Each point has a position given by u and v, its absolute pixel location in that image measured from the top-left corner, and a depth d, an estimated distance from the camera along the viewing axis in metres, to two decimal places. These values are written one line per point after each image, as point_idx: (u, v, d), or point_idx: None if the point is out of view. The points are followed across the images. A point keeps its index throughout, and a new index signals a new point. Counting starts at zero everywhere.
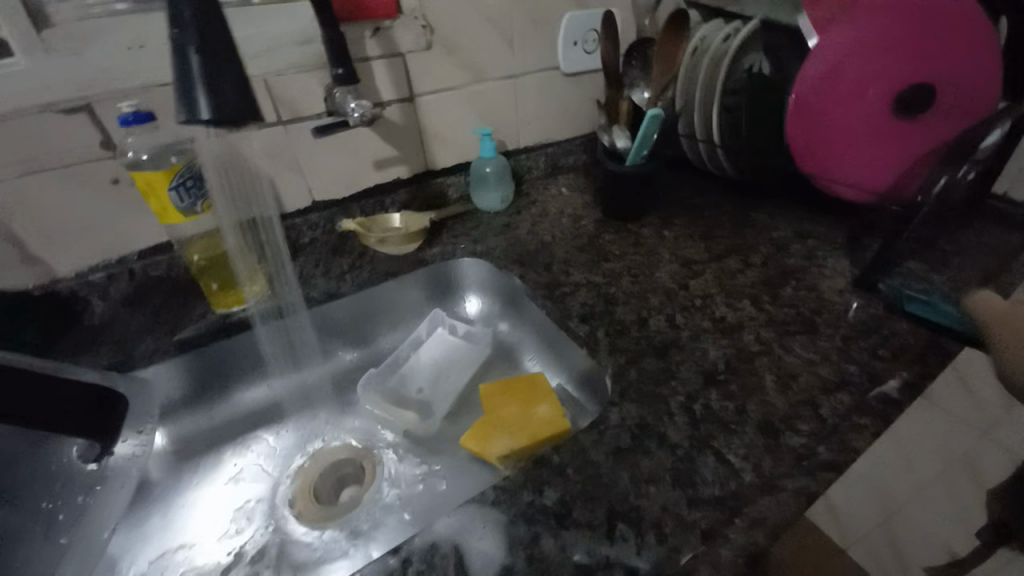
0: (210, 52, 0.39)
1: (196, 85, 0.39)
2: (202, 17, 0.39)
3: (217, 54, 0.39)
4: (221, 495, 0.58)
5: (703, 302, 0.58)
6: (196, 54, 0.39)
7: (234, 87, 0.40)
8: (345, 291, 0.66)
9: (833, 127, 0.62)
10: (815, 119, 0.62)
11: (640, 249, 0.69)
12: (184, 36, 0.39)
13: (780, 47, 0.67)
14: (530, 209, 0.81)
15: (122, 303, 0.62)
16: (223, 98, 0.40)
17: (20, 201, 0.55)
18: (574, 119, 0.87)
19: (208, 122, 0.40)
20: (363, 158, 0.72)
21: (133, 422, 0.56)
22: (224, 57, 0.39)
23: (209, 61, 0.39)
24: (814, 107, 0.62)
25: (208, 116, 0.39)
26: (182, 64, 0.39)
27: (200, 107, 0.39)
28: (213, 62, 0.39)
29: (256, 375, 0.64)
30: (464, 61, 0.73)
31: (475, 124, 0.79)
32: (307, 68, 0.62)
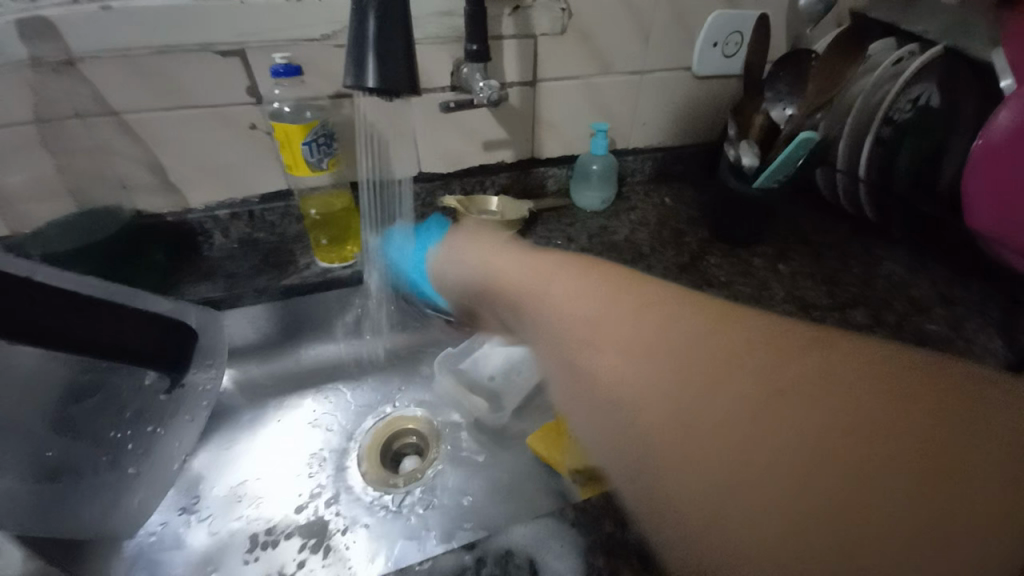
0: (386, 17, 0.39)
1: (368, 50, 0.39)
2: None
3: (391, 20, 0.39)
4: (298, 438, 0.61)
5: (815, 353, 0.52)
6: (372, 19, 0.39)
7: (399, 57, 0.40)
8: (436, 268, 0.67)
9: (1020, 189, 0.52)
10: (990, 175, 0.53)
11: (749, 280, 0.63)
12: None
13: (970, 76, 0.57)
14: (629, 214, 0.77)
15: (238, 240, 0.67)
16: (388, 66, 0.40)
17: (171, 133, 0.60)
18: (693, 126, 0.82)
19: (371, 90, 0.40)
20: (474, 137, 0.72)
21: (203, 359, 0.58)
22: (394, 23, 0.39)
23: (382, 28, 0.39)
24: (993, 162, 0.52)
25: (373, 84, 0.40)
26: (358, 28, 0.39)
27: (368, 74, 0.39)
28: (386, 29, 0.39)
29: (343, 331, 0.67)
30: (596, 50, 0.70)
31: (590, 117, 0.76)
32: (443, 39, 0.62)
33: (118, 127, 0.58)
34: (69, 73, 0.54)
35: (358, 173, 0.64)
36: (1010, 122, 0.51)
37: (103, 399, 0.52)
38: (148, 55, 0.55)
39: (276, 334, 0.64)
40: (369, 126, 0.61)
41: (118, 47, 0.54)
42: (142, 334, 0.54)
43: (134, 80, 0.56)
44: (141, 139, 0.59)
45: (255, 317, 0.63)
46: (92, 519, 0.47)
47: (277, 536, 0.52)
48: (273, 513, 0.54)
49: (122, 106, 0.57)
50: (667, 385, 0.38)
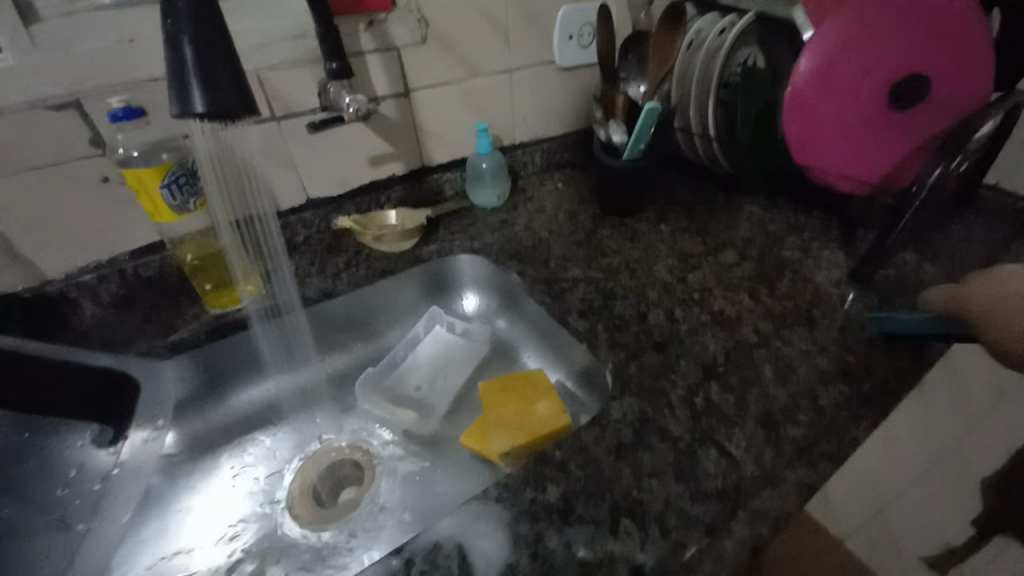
0: (208, 44, 0.38)
1: (189, 76, 0.38)
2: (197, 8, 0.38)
3: (214, 46, 0.38)
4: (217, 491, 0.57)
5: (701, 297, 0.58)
6: (190, 46, 0.38)
7: (231, 82, 0.39)
8: (341, 290, 0.66)
9: (828, 124, 0.61)
10: (802, 117, 0.61)
11: (637, 245, 0.68)
12: (180, 29, 0.38)
13: (774, 37, 0.67)
14: (527, 205, 0.81)
15: (113, 305, 0.61)
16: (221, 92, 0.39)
17: (7, 202, 0.54)
18: (569, 114, 0.87)
19: (202, 115, 0.39)
20: (357, 155, 0.71)
21: (150, 411, 0.58)
22: (218, 48, 0.39)
23: (203, 53, 0.38)
24: (802, 105, 0.61)
25: (201, 109, 0.38)
26: (176, 57, 0.38)
27: (193, 99, 0.38)
28: (205, 53, 0.38)
29: (249, 378, 0.63)
30: (460, 55, 0.73)
31: (471, 119, 0.78)
32: (300, 63, 0.61)
33: None
34: None
35: (215, 216, 0.58)
36: (810, 68, 0.60)
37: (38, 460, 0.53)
38: None
39: (172, 398, 0.59)
40: (215, 155, 0.54)
41: None
42: (79, 396, 0.55)
43: None
44: None
45: (154, 378, 0.58)
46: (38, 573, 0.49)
47: None
48: None
49: None
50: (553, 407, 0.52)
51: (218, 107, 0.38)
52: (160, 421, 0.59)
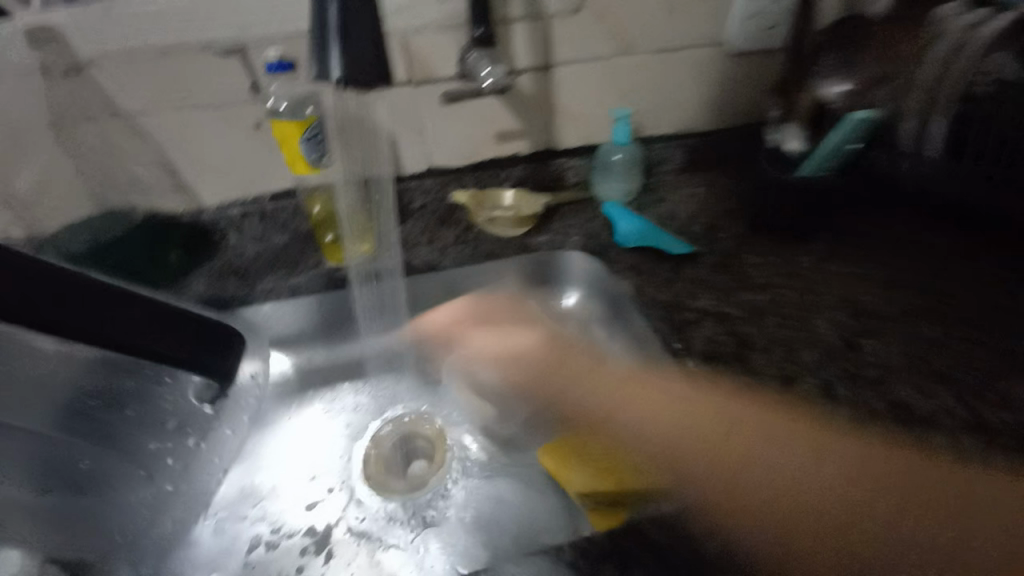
0: (354, 10, 0.36)
1: (332, 41, 0.36)
2: None
3: (359, 13, 0.36)
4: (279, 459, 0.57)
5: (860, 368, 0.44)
6: (332, 5, 0.36)
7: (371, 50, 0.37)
8: (445, 267, 0.64)
9: None
10: None
11: (795, 282, 0.55)
12: None
13: None
14: (655, 208, 0.71)
15: (252, 239, 0.65)
16: (358, 59, 0.36)
17: (179, 136, 0.60)
18: (729, 108, 0.73)
19: (336, 83, 0.37)
20: (485, 128, 0.67)
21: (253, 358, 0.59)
22: (362, 13, 0.36)
23: (347, 15, 0.36)
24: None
25: (336, 77, 0.37)
26: (319, 18, 0.36)
27: (331, 66, 0.37)
28: (354, 21, 0.36)
29: (346, 332, 0.64)
30: (616, 29, 0.64)
31: (612, 103, 0.69)
32: (445, 25, 0.58)
33: (125, 128, 0.58)
34: (76, 77, 0.54)
35: (334, 171, 0.60)
36: None
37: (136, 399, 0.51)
38: (149, 57, 0.54)
39: (282, 336, 0.63)
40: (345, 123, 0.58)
41: (118, 50, 0.53)
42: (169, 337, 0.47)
43: (139, 83, 0.55)
44: (150, 141, 0.59)
45: (272, 312, 0.61)
46: (141, 530, 0.47)
47: (286, 535, 0.52)
48: (279, 517, 0.53)
49: (129, 109, 0.57)
50: (688, 450, 0.42)
51: (356, 77, 0.36)
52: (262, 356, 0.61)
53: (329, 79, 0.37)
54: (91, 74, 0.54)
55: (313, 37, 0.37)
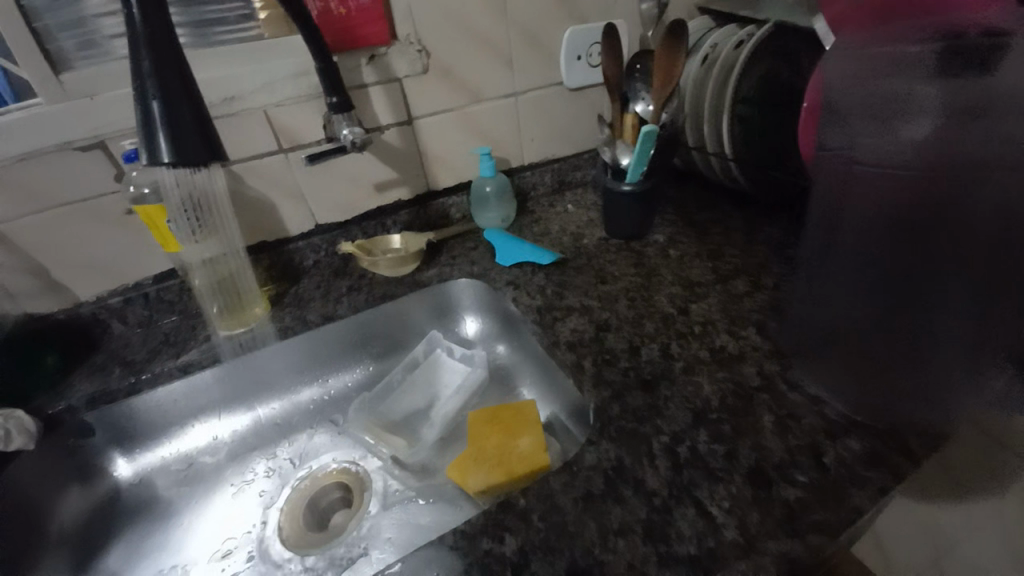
0: (172, 102, 0.43)
1: (157, 130, 0.43)
2: (162, 71, 0.43)
3: (177, 104, 0.43)
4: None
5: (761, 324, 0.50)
6: (156, 101, 0.43)
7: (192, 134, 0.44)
8: (341, 315, 0.68)
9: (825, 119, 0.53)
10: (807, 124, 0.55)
11: (641, 271, 0.65)
12: (146, 85, 0.43)
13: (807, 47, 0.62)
14: (532, 228, 0.80)
15: (140, 325, 0.67)
16: (182, 143, 0.44)
17: (47, 234, 0.60)
18: (579, 134, 0.86)
19: (168, 163, 0.44)
20: (363, 182, 0.73)
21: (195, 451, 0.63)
22: (181, 101, 0.43)
23: (168, 110, 0.43)
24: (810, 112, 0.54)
25: (167, 159, 0.44)
26: (144, 110, 0.43)
27: (160, 149, 0.44)
28: (175, 113, 0.43)
29: (258, 397, 0.67)
30: (461, 83, 0.73)
31: (474, 144, 0.78)
32: (304, 98, 0.65)
33: None
34: None
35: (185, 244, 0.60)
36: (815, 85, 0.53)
37: (837, 163, 0.42)
38: (6, 163, 0.55)
39: (186, 412, 0.64)
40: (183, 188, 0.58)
41: None
42: None
43: None
44: (13, 243, 0.59)
45: (171, 393, 0.62)
46: None
47: None
48: None
49: None
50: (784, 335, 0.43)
51: (184, 161, 0.44)
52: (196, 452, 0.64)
53: (159, 164, 0.44)
54: None
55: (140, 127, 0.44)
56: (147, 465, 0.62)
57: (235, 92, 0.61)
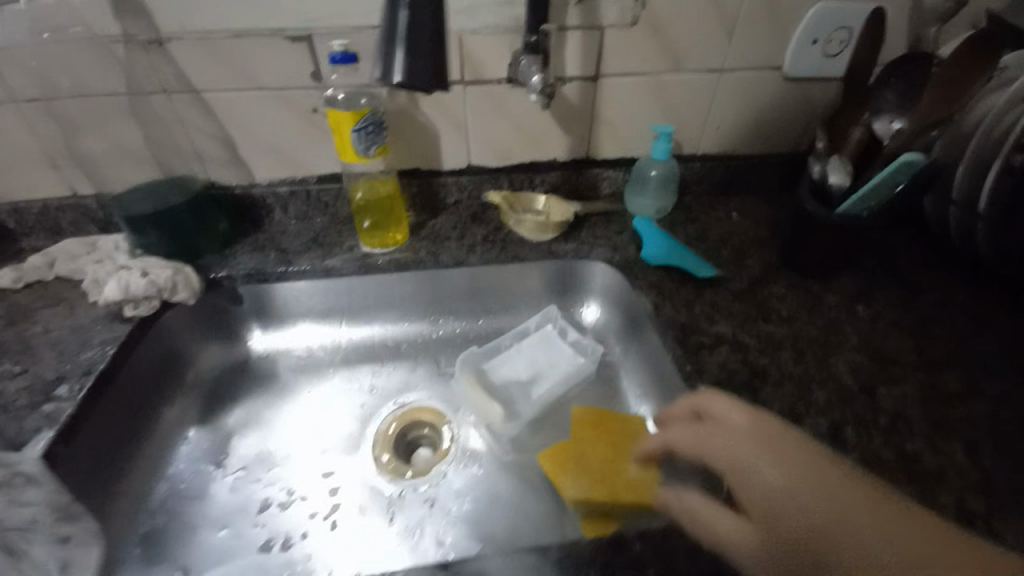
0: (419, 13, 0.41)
1: (399, 43, 0.42)
2: None
3: (422, 21, 0.41)
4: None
5: (875, 395, 0.48)
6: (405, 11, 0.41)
7: (426, 53, 0.42)
8: (472, 263, 0.67)
9: None
10: None
11: (816, 317, 0.56)
12: None
13: None
14: (688, 226, 0.70)
15: (295, 217, 0.71)
16: (418, 61, 0.42)
17: (240, 113, 0.62)
18: (774, 134, 0.73)
19: (397, 83, 0.43)
20: (525, 134, 0.69)
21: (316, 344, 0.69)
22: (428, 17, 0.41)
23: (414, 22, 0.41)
24: None
25: (399, 78, 0.42)
26: (392, 18, 0.42)
27: (395, 66, 0.42)
28: (419, 26, 0.41)
29: (376, 316, 0.70)
30: (670, 45, 0.63)
31: (655, 120, 0.69)
32: (502, 30, 0.60)
33: (194, 104, 0.60)
34: (154, 49, 0.56)
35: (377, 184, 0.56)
36: None
37: None
38: (221, 39, 0.56)
39: (319, 309, 0.68)
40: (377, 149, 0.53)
41: (196, 32, 0.55)
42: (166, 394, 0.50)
43: (206, 62, 0.57)
44: (214, 115, 0.62)
45: (311, 290, 0.67)
46: (206, 534, 0.51)
47: (287, 505, 0.54)
48: (291, 486, 0.55)
49: (200, 86, 0.59)
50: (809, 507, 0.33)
51: (414, 79, 0.42)
52: (314, 347, 0.69)
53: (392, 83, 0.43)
54: (169, 48, 0.56)
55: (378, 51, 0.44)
56: (268, 346, 0.68)
57: None
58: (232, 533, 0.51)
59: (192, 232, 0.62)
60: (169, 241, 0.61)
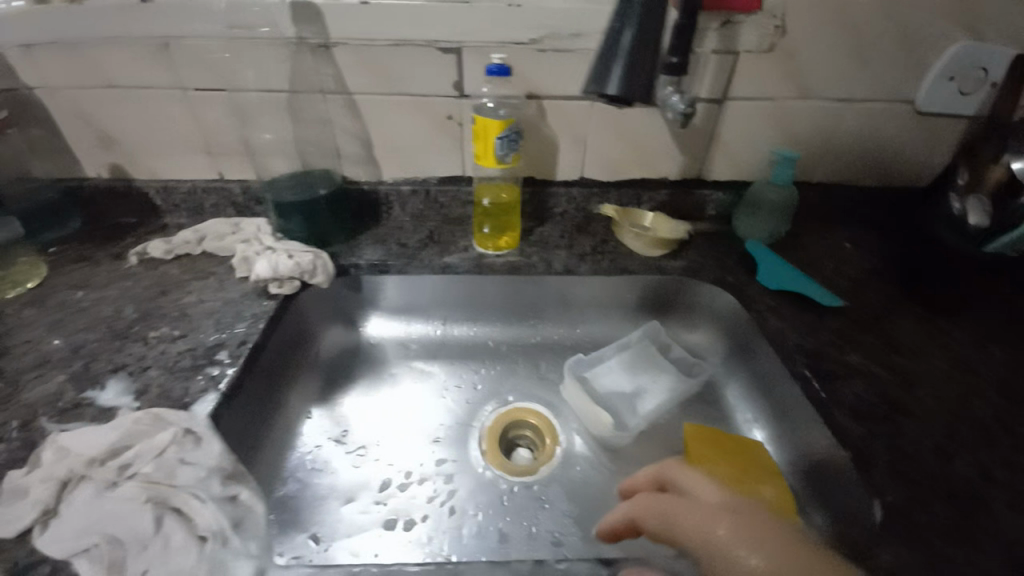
0: (643, 34, 0.49)
1: (618, 62, 0.49)
2: (650, 4, 0.49)
3: (645, 42, 0.49)
4: (126, 425, 0.43)
5: (1019, 436, 0.47)
6: (629, 33, 0.48)
7: (640, 75, 0.50)
8: (582, 272, 0.68)
9: None
10: None
11: (947, 354, 0.55)
12: (625, 19, 0.49)
13: None
14: (800, 253, 0.69)
15: (412, 215, 0.75)
16: (633, 80, 0.49)
17: (383, 116, 0.67)
18: (893, 167, 0.72)
19: (607, 95, 0.51)
20: (642, 151, 0.70)
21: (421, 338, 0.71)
22: (649, 40, 0.49)
23: (636, 41, 0.48)
24: None
25: (612, 91, 0.50)
26: (614, 41, 0.49)
27: (611, 81, 0.49)
28: (642, 48, 0.49)
29: (479, 317, 0.72)
30: (800, 74, 0.64)
31: (774, 144, 0.69)
32: None
33: (345, 104, 0.65)
34: (322, 53, 0.61)
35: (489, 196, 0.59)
36: None
37: None
38: (382, 47, 0.61)
39: (428, 304, 0.71)
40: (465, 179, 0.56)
41: (362, 40, 0.60)
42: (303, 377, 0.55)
43: (365, 68, 0.62)
44: (359, 115, 0.66)
45: (424, 286, 0.70)
46: (329, 509, 0.54)
47: (403, 488, 0.56)
48: (405, 471, 0.58)
49: (355, 88, 0.64)
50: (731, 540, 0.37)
51: (629, 92, 0.49)
52: (419, 340, 0.71)
53: (606, 91, 0.50)
54: (335, 53, 0.61)
55: (594, 65, 0.50)
56: (378, 335, 0.71)
57: (584, 29, 0.60)
58: (355, 509, 0.54)
59: (327, 222, 0.67)
60: (308, 228, 0.66)
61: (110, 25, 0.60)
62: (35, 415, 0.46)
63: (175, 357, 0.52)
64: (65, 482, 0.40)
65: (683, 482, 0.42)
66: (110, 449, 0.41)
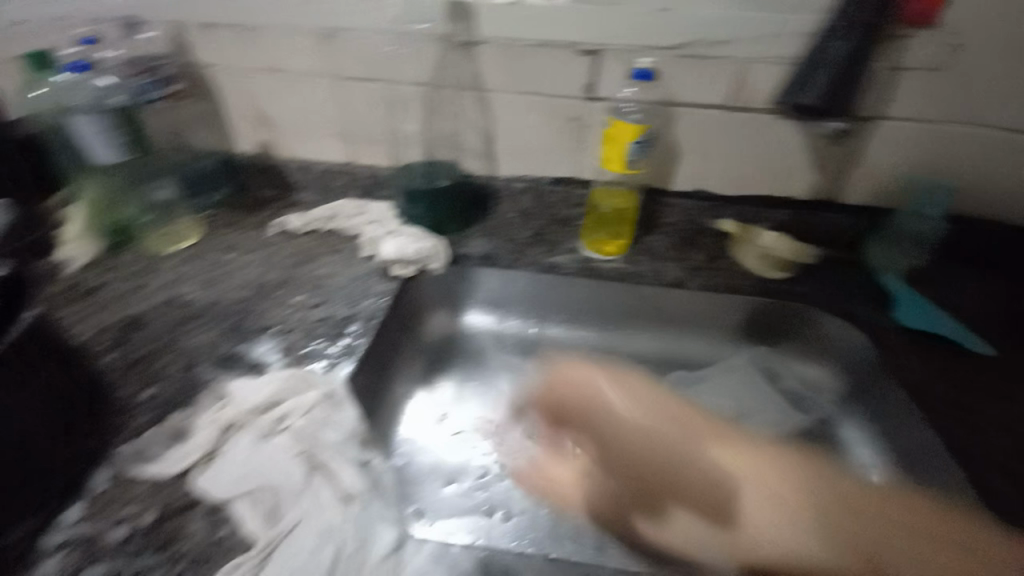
0: (849, 48, 0.53)
1: (821, 73, 0.55)
2: (859, 21, 0.53)
3: (851, 56, 0.53)
4: (281, 380, 0.47)
5: None
6: (839, 48, 0.54)
7: (841, 87, 0.54)
8: (693, 288, 0.66)
9: None
10: None
11: None
12: (833, 33, 0.54)
13: None
14: (944, 294, 0.63)
15: (520, 212, 0.75)
16: (835, 91, 0.55)
17: (510, 114, 0.69)
18: None
19: (804, 103, 0.56)
20: (770, 167, 0.67)
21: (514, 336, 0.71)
22: (852, 55, 0.53)
23: (845, 56, 0.54)
24: None
25: (812, 100, 0.55)
26: (821, 52, 0.55)
27: (813, 91, 0.55)
28: (847, 63, 0.54)
29: (574, 320, 0.71)
30: (971, 97, 0.58)
31: (924, 171, 0.64)
32: (789, 60, 0.59)
33: (478, 100, 0.68)
34: (467, 49, 0.64)
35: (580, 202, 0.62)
36: None
37: None
38: (523, 48, 0.63)
39: (525, 303, 0.71)
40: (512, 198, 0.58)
41: (505, 40, 0.63)
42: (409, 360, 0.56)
43: (502, 67, 0.65)
44: (488, 111, 0.69)
45: (521, 284, 0.69)
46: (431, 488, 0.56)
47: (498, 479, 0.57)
48: (498, 462, 0.59)
49: (489, 85, 0.66)
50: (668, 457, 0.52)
51: (829, 103, 0.55)
52: (511, 337, 0.71)
53: (804, 100, 0.56)
54: (478, 50, 0.64)
55: (798, 73, 0.56)
56: (472, 327, 0.71)
57: (732, 36, 0.58)
58: (456, 490, 0.56)
59: (445, 211, 0.70)
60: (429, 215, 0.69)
61: (285, 15, 0.66)
62: (197, 360, 0.51)
63: (314, 323, 0.57)
64: (226, 427, 0.43)
65: (634, 385, 0.55)
66: (270, 399, 0.45)
